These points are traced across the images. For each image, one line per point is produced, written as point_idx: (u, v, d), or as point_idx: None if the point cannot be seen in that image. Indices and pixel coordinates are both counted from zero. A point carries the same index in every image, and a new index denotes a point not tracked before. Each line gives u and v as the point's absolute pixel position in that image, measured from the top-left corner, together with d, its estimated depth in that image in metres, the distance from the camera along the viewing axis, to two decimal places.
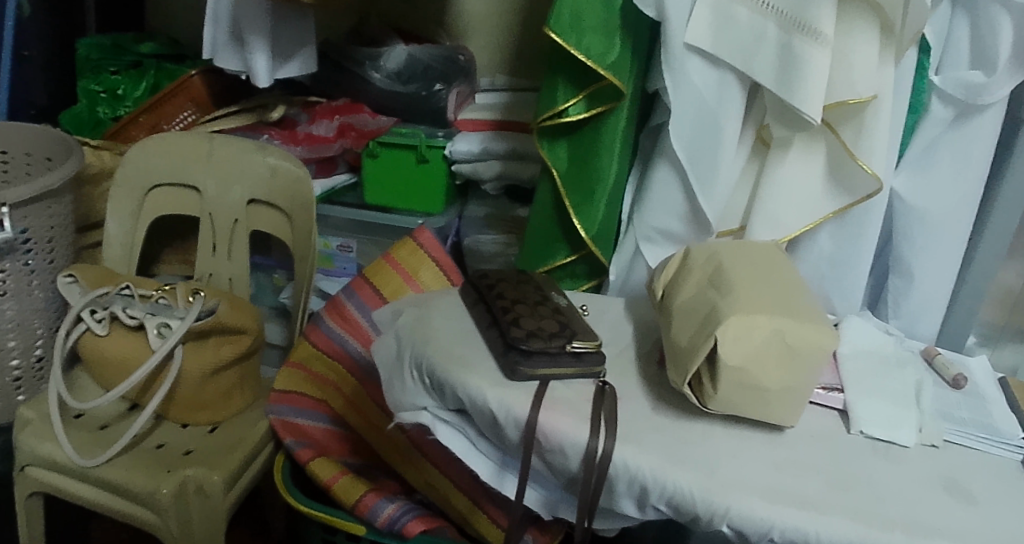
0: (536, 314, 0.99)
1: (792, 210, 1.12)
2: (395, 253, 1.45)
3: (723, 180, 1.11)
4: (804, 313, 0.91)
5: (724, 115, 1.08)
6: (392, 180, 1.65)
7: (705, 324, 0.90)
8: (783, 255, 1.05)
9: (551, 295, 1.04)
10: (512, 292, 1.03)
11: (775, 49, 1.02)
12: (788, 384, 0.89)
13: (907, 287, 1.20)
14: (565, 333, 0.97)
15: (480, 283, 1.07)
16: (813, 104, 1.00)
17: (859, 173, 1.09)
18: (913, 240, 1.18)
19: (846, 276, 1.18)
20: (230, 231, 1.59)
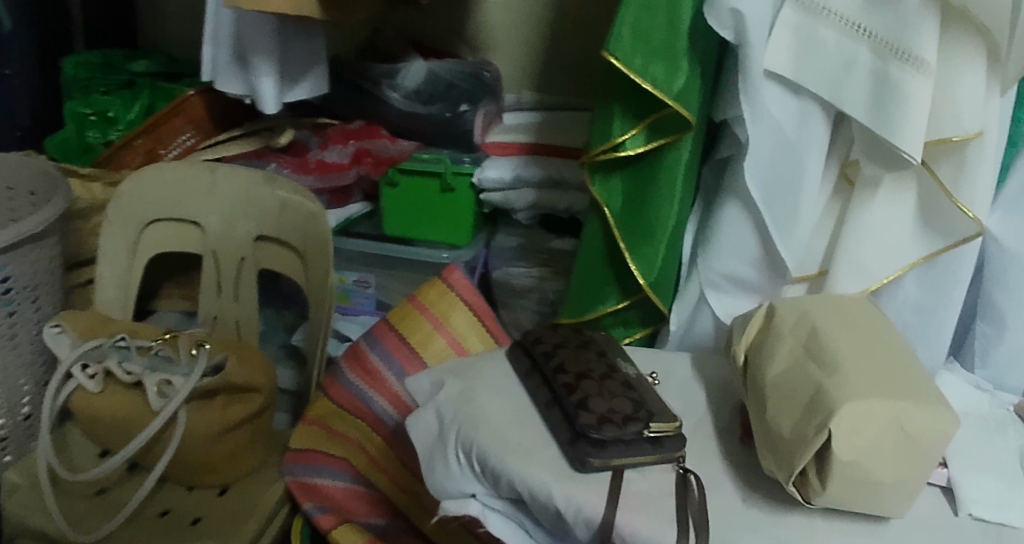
0: (608, 390, 0.86)
1: (883, 258, 0.97)
2: (422, 296, 1.34)
3: (804, 222, 0.97)
4: (923, 390, 0.76)
5: (807, 150, 0.94)
6: (415, 210, 1.50)
7: (810, 408, 0.75)
8: (872, 307, 0.89)
9: (620, 367, 0.91)
10: (576, 363, 0.90)
11: (867, 78, 0.88)
12: (908, 477, 0.74)
13: (998, 335, 1.02)
14: (640, 414, 0.84)
15: (537, 348, 0.94)
16: (913, 142, 0.86)
17: (956, 215, 0.94)
18: (1006, 282, 0.99)
19: (933, 325, 1.01)
20: (236, 269, 1.45)
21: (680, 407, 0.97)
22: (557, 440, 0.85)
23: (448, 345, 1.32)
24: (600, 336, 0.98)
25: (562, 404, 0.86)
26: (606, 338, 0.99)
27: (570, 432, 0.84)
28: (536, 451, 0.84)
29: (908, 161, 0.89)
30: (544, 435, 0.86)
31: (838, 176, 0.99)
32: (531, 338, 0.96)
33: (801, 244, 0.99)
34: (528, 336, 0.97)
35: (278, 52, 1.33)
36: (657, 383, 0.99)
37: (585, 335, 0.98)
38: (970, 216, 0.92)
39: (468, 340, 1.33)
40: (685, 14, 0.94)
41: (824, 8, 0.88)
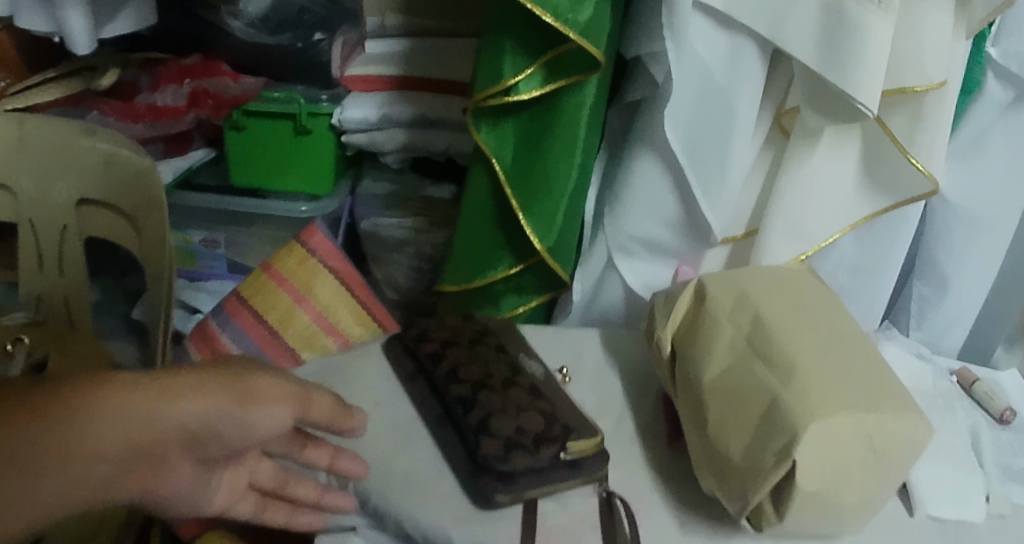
0: (515, 399, 0.71)
1: (820, 217, 0.86)
2: (279, 264, 1.10)
3: (731, 179, 0.84)
4: (886, 392, 0.66)
5: (737, 98, 0.80)
6: (267, 157, 1.27)
7: (762, 425, 0.64)
8: (809, 278, 0.78)
9: (522, 363, 0.76)
10: (471, 367, 0.75)
11: (816, 13, 0.74)
12: (872, 495, 0.64)
13: (937, 297, 0.98)
14: (559, 428, 0.69)
15: (420, 345, 0.78)
16: (870, 92, 0.74)
17: (907, 169, 0.84)
18: (950, 242, 0.94)
19: (872, 287, 0.93)
20: (58, 241, 1.18)
21: (594, 403, 0.82)
22: (457, 470, 0.70)
23: (313, 322, 1.09)
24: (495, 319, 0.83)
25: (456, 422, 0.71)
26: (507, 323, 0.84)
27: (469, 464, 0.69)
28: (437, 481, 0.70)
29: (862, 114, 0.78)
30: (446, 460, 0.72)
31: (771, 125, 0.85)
32: (414, 326, 0.80)
33: (726, 204, 0.86)
34: (409, 325, 0.80)
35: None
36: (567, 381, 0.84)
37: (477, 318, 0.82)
38: (923, 173, 0.81)
39: (338, 314, 1.10)
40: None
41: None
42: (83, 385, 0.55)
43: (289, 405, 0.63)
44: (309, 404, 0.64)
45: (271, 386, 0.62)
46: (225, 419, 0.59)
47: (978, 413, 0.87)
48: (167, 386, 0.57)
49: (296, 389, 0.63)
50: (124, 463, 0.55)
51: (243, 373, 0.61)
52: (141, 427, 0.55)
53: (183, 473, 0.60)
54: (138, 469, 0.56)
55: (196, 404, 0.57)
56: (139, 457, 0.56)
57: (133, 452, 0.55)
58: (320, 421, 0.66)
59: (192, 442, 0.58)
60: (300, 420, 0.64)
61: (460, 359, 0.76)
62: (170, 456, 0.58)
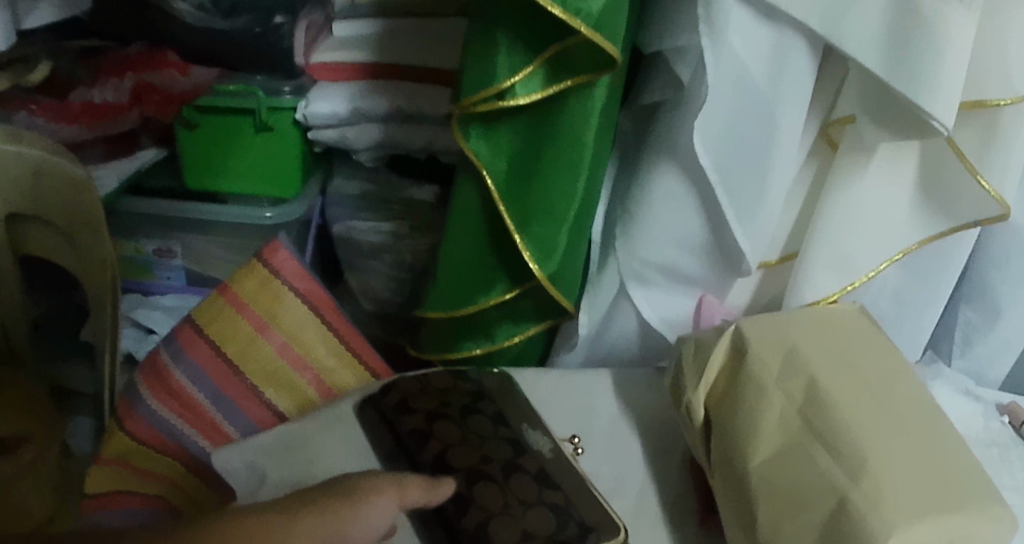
0: (521, 491, 0.64)
1: (870, 239, 0.75)
2: (237, 285, 0.85)
3: (772, 199, 0.72)
4: (970, 484, 0.54)
5: (782, 105, 0.68)
6: (222, 157, 1.08)
7: (827, 535, 0.52)
8: (878, 334, 0.65)
9: (523, 437, 0.68)
10: (469, 450, 0.66)
11: (883, 9, 0.63)
12: None
13: (985, 323, 0.85)
14: (572, 527, 0.62)
15: (405, 421, 0.69)
16: (947, 104, 0.63)
17: (973, 190, 0.72)
18: (1008, 267, 0.81)
19: (915, 319, 0.81)
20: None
21: (610, 475, 0.70)
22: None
23: (278, 355, 0.85)
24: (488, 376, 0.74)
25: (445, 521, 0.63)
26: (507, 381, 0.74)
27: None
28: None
29: (933, 130, 0.66)
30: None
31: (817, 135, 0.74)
32: (396, 395, 0.72)
33: (763, 233, 0.74)
34: (389, 394, 0.72)
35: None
36: (578, 453, 0.70)
37: (467, 378, 0.74)
38: (993, 196, 0.70)
39: (311, 346, 0.87)
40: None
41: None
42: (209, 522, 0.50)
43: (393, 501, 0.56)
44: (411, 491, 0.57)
45: (374, 482, 0.56)
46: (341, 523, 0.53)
47: None
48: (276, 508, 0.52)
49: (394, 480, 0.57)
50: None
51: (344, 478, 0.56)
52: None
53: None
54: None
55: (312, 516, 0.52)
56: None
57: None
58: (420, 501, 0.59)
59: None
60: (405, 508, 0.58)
61: (451, 440, 0.67)
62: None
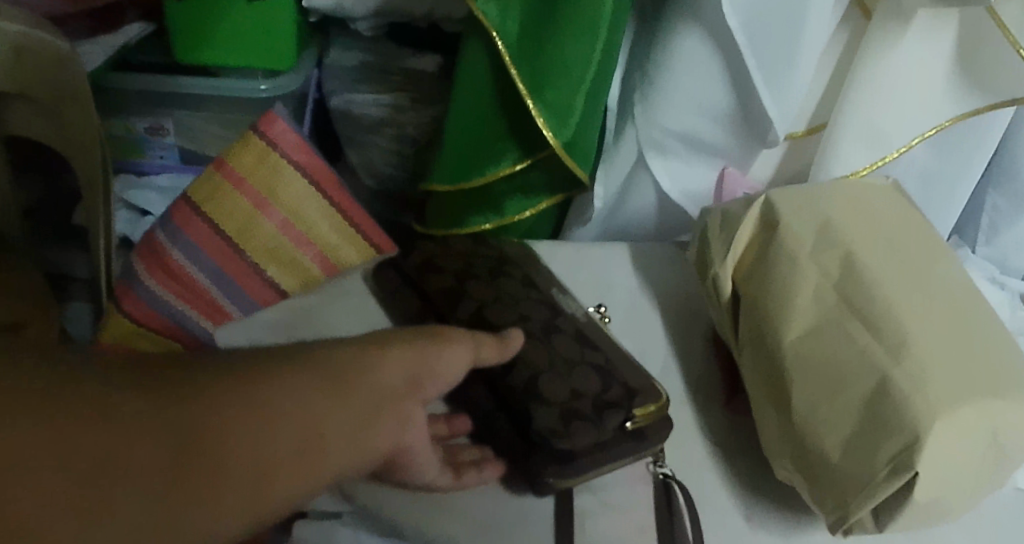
0: (563, 351, 0.62)
1: (903, 107, 0.71)
2: (234, 161, 0.81)
3: (805, 62, 0.68)
4: (1012, 372, 0.51)
5: None
6: (212, 28, 0.99)
7: (865, 415, 0.50)
8: (902, 200, 0.62)
9: (557, 300, 0.67)
10: (502, 315, 0.65)
11: None
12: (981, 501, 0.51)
13: (1014, 210, 0.80)
14: (617, 390, 0.61)
15: (432, 281, 0.69)
16: None
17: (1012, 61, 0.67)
18: None
19: (942, 197, 0.77)
20: None
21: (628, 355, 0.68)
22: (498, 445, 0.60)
23: (278, 232, 0.83)
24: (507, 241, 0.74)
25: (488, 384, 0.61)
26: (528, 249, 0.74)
27: (513, 440, 0.60)
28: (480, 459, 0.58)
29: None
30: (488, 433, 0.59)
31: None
32: (418, 256, 0.72)
33: (793, 100, 0.69)
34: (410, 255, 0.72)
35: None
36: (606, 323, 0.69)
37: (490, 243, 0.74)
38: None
39: (313, 224, 0.84)
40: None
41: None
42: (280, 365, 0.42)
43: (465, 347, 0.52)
44: (484, 345, 0.54)
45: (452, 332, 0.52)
46: (424, 356, 0.49)
47: None
48: (363, 339, 0.46)
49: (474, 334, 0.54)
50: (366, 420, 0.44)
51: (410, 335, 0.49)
52: (361, 383, 0.44)
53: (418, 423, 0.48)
54: (378, 424, 0.45)
55: (403, 348, 0.47)
56: (379, 406, 0.45)
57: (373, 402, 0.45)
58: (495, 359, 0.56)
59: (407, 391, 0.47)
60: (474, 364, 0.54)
61: (483, 299, 0.67)
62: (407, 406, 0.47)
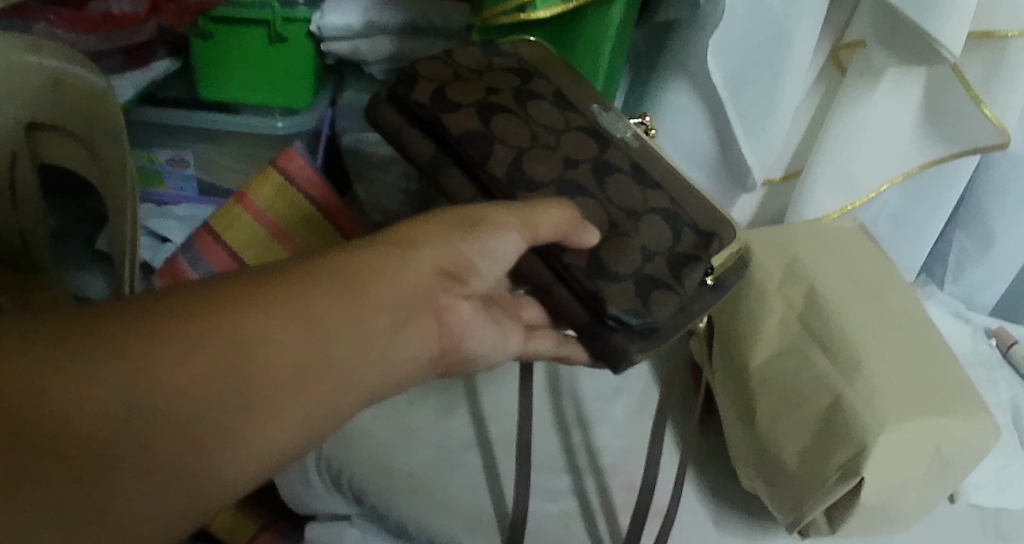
0: (622, 198, 0.64)
1: (874, 161, 0.77)
2: (253, 194, 0.91)
3: (780, 119, 0.74)
4: (954, 390, 0.58)
5: (797, 26, 0.70)
6: (236, 69, 1.06)
7: (821, 427, 0.56)
8: (869, 239, 0.68)
9: (601, 129, 0.67)
10: (547, 159, 0.64)
11: None
12: (928, 505, 0.57)
13: (978, 249, 0.87)
14: (693, 226, 0.64)
15: (453, 116, 0.65)
16: (956, 35, 0.65)
17: (972, 118, 0.73)
18: (1005, 195, 0.82)
19: (908, 239, 0.84)
20: (6, 181, 0.87)
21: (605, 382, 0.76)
22: (556, 305, 0.62)
23: None
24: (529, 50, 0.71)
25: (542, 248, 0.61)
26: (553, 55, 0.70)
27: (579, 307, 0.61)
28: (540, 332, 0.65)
29: (938, 57, 0.68)
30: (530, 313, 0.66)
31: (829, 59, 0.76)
32: (431, 85, 0.66)
33: (769, 149, 0.76)
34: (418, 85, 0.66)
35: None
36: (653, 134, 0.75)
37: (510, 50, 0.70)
38: (993, 124, 0.72)
39: None
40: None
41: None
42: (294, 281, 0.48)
43: (516, 225, 0.57)
44: (540, 225, 0.58)
45: (497, 211, 0.57)
46: (455, 247, 0.55)
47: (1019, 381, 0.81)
48: (392, 236, 0.53)
49: (525, 204, 0.58)
50: (397, 321, 0.52)
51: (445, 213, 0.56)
52: (384, 281, 0.51)
53: (455, 316, 0.58)
54: (410, 325, 0.53)
55: (434, 246, 0.54)
56: (409, 303, 0.53)
57: (405, 303, 0.52)
58: (563, 239, 0.60)
59: (443, 284, 0.55)
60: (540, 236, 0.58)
61: (521, 143, 0.64)
62: (434, 304, 0.55)
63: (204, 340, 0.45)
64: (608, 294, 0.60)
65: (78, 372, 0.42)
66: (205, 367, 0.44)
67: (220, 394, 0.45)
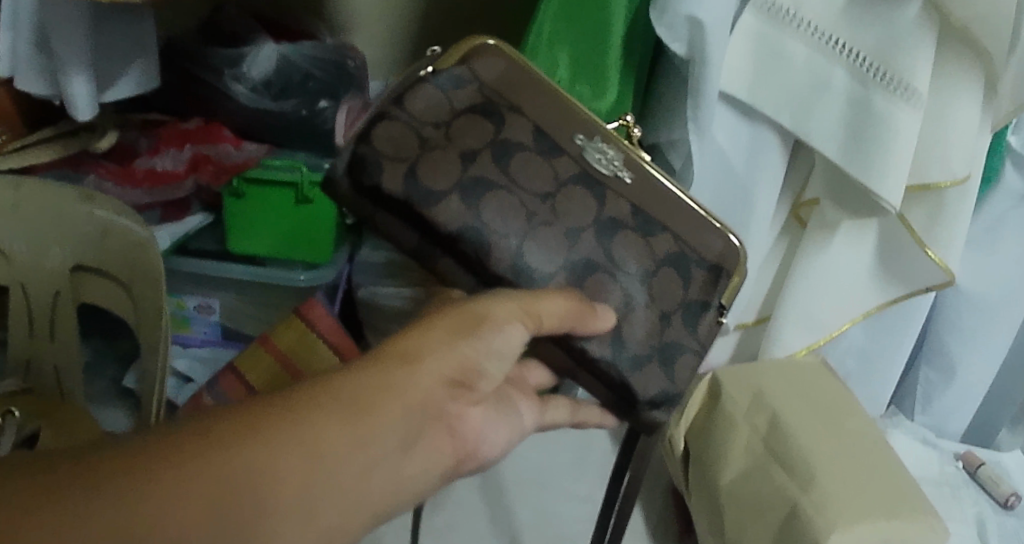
0: (628, 259, 0.76)
1: (833, 307, 0.93)
2: (276, 338, 1.03)
3: (748, 271, 0.90)
4: (894, 497, 0.76)
5: (757, 187, 0.85)
6: (265, 225, 1.16)
7: (789, 531, 0.73)
8: (831, 377, 0.87)
9: (590, 170, 0.77)
10: (559, 242, 0.76)
11: (841, 105, 0.78)
12: None
13: (942, 381, 1.08)
14: (701, 263, 0.78)
15: (441, 208, 0.76)
16: (895, 191, 0.79)
17: (923, 263, 0.89)
18: (959, 330, 1.03)
19: (876, 372, 1.01)
20: (50, 310, 1.00)
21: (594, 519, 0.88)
22: (586, 384, 0.78)
23: None
24: (490, 65, 0.77)
25: (563, 341, 0.74)
26: (518, 67, 0.77)
27: (614, 397, 0.77)
28: (553, 405, 0.75)
29: (883, 209, 0.82)
30: (533, 378, 0.77)
31: (789, 217, 0.93)
32: (402, 170, 0.76)
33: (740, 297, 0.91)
34: (389, 171, 0.76)
35: (94, 28, 0.98)
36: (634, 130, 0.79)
37: (470, 74, 0.78)
38: (939, 264, 0.87)
39: None
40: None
41: (794, 15, 0.76)
42: (312, 399, 0.55)
43: (519, 313, 0.66)
44: (542, 314, 0.68)
45: (496, 305, 0.65)
46: (459, 349, 0.61)
47: (985, 496, 1.06)
48: (396, 351, 0.60)
49: (525, 295, 0.68)
50: (403, 440, 0.58)
51: (438, 317, 0.63)
52: (394, 396, 0.58)
53: (471, 418, 0.63)
54: (425, 435, 0.59)
55: (439, 357, 0.60)
56: (415, 421, 0.58)
57: (409, 424, 0.58)
58: (574, 326, 0.72)
59: (452, 391, 0.61)
60: (542, 323, 0.69)
61: (517, 232, 0.76)
62: (445, 415, 0.61)
63: (240, 460, 0.52)
64: (635, 383, 0.76)
65: (138, 490, 0.49)
66: (195, 498, 0.50)
67: (225, 525, 0.50)
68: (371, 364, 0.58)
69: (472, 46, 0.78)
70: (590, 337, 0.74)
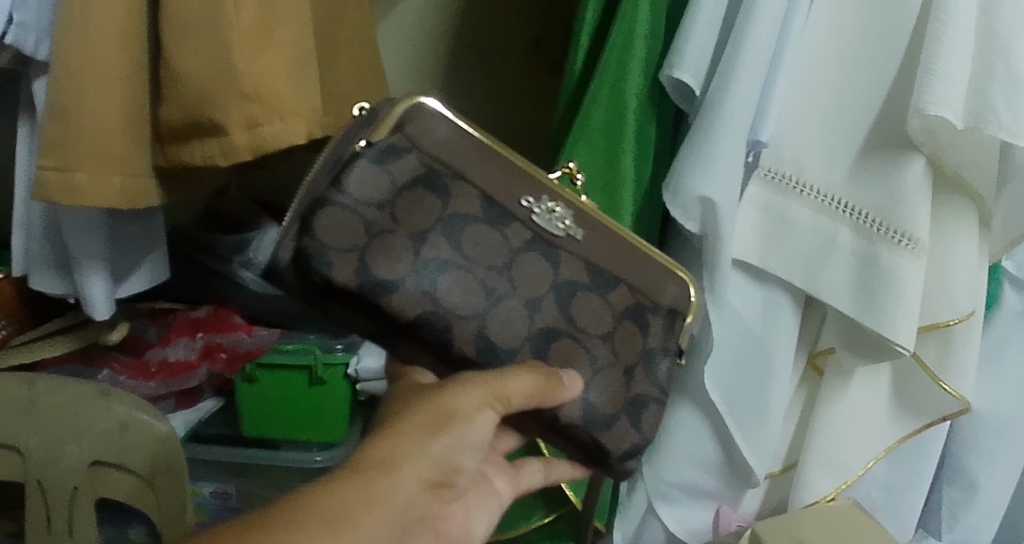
0: (590, 322, 0.79)
1: (856, 449, 0.95)
2: None
3: (774, 422, 0.92)
4: None
5: (774, 346, 0.90)
6: (277, 410, 1.17)
7: None
8: (860, 515, 0.95)
9: (541, 232, 0.79)
10: (521, 325, 0.77)
11: (850, 260, 0.85)
12: None
13: (965, 500, 1.05)
14: (658, 312, 0.83)
15: (417, 291, 0.74)
16: (907, 334, 0.84)
17: (940, 395, 0.92)
18: (976, 450, 1.03)
19: (904, 502, 0.99)
20: (67, 506, 0.99)
21: None
22: (558, 446, 0.82)
23: None
24: (431, 132, 0.77)
25: (546, 416, 0.78)
26: (456, 134, 0.78)
27: (586, 454, 0.81)
28: (526, 469, 0.85)
29: (898, 352, 0.86)
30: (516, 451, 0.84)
31: (806, 366, 0.97)
32: (352, 259, 0.73)
33: (767, 448, 0.93)
34: (339, 263, 0.73)
35: (109, 228, 1.00)
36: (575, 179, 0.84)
37: (407, 141, 0.76)
38: (955, 396, 0.91)
39: None
40: (630, 107, 0.84)
41: (796, 183, 0.85)
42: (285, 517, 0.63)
43: (486, 399, 0.72)
44: (510, 395, 0.72)
45: (464, 397, 0.72)
46: (432, 450, 0.70)
47: None
48: (374, 462, 0.68)
49: (492, 379, 0.72)
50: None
51: (405, 425, 0.70)
52: (371, 509, 0.66)
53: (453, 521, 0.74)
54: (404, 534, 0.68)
55: (412, 461, 0.69)
56: (396, 525, 0.67)
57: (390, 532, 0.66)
58: (542, 404, 0.74)
59: (433, 490, 0.71)
60: (511, 409, 0.73)
61: (508, 302, 0.77)
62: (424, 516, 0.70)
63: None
64: (609, 451, 0.80)
65: None
66: None
67: None
68: (348, 475, 0.67)
69: (402, 114, 0.77)
70: (560, 405, 0.77)
